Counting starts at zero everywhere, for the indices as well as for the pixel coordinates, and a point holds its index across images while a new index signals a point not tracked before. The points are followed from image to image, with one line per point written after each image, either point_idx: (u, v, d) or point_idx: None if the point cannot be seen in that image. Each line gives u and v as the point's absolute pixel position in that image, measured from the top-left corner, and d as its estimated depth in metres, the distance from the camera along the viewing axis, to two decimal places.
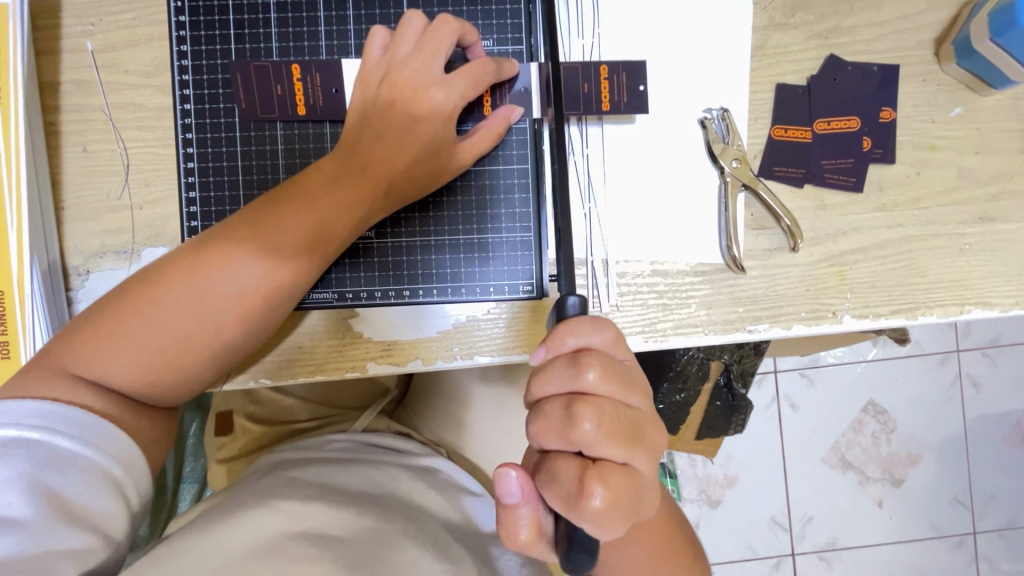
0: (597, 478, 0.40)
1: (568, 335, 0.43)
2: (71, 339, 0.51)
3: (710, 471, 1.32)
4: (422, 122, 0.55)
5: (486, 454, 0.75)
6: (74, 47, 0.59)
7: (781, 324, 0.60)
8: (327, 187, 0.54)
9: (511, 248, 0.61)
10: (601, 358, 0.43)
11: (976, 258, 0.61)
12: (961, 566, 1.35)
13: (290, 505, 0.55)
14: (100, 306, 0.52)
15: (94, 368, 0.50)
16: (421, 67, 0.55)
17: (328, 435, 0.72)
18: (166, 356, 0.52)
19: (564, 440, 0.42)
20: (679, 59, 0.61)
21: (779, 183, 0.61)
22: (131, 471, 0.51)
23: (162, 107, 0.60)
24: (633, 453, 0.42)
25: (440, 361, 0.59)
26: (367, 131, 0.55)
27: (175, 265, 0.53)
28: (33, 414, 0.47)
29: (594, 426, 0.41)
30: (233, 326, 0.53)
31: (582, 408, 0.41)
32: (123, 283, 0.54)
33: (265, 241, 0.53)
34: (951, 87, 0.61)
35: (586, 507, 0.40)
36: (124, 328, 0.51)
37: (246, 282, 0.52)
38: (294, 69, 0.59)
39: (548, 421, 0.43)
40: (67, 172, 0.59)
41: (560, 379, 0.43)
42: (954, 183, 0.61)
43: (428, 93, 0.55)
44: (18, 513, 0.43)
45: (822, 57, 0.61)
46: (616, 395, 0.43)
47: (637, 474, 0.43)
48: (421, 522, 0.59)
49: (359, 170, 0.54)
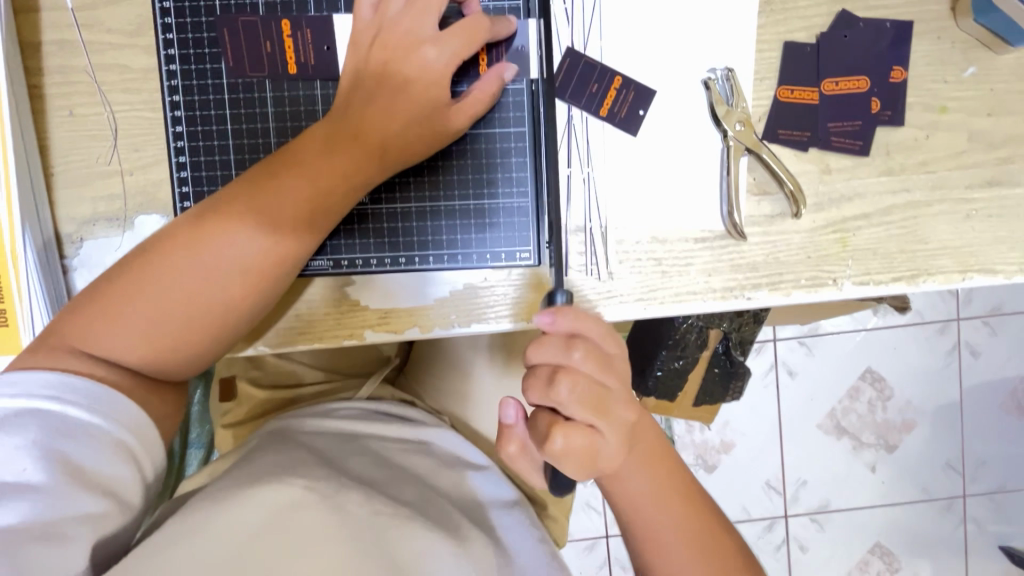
0: (561, 430, 0.46)
1: (569, 318, 0.47)
2: (77, 316, 0.51)
3: (707, 436, 1.34)
4: (415, 82, 0.53)
5: (485, 419, 0.76)
6: (54, 5, 0.57)
7: (781, 291, 0.60)
8: (320, 155, 0.53)
9: (508, 214, 0.60)
10: (591, 345, 0.48)
11: (982, 225, 0.60)
12: (949, 528, 1.39)
13: (302, 480, 0.54)
14: (102, 282, 0.52)
15: (100, 346, 0.50)
16: (413, 25, 0.53)
17: (330, 402, 0.73)
18: (173, 333, 0.52)
19: (543, 398, 0.47)
20: (684, 15, 0.58)
21: (784, 147, 0.59)
22: (144, 442, 0.51)
23: (149, 69, 0.58)
24: (602, 422, 0.47)
25: (437, 328, 0.59)
26: (359, 95, 0.54)
27: (175, 242, 0.52)
28: (44, 385, 0.47)
29: (570, 393, 0.46)
30: (238, 303, 0.53)
31: (563, 374, 0.46)
32: (124, 259, 0.53)
33: (263, 213, 0.52)
34: (966, 45, 0.59)
35: (548, 450, 0.46)
36: (128, 306, 0.51)
37: (248, 256, 0.52)
38: (283, 25, 0.57)
39: (534, 379, 0.48)
40: (55, 137, 0.58)
41: (551, 350, 0.47)
42: (964, 147, 0.59)
43: (420, 52, 0.53)
44: (32, 479, 0.44)
45: (832, 13, 0.59)
46: (597, 374, 0.47)
47: (602, 440, 0.47)
48: (428, 501, 0.60)
49: (354, 137, 0.53)
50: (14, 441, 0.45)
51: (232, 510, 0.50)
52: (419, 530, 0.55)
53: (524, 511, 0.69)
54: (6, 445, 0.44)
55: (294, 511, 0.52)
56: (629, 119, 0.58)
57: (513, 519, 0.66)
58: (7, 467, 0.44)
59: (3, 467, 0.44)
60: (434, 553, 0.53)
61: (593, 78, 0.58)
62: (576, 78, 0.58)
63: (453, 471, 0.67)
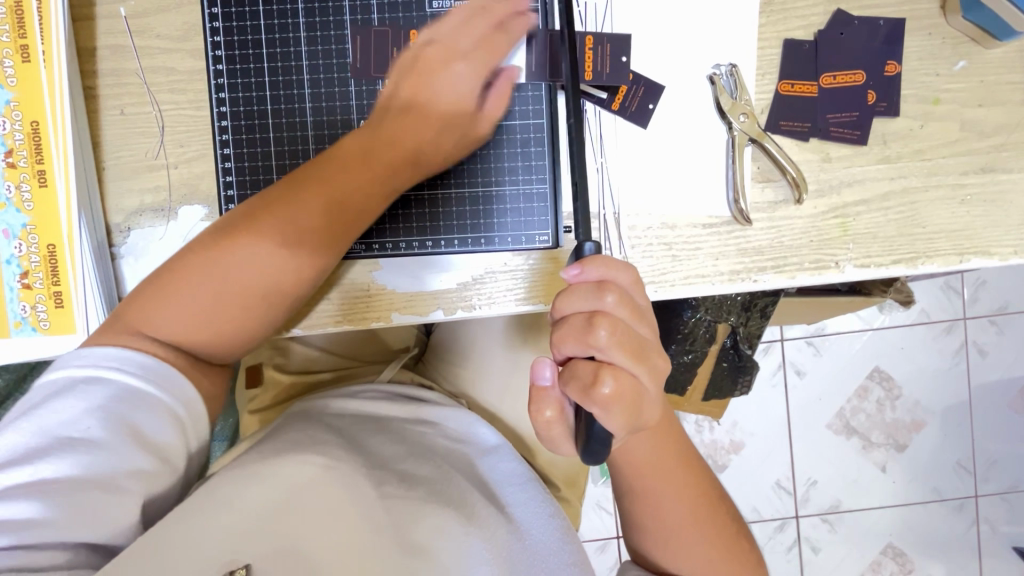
0: (610, 371, 0.44)
1: (598, 266, 0.45)
2: (137, 305, 0.54)
3: (716, 436, 1.36)
4: (448, 92, 0.61)
5: (503, 403, 0.79)
6: (108, 13, 0.62)
7: (786, 273, 0.63)
8: (363, 159, 0.58)
9: (527, 199, 0.64)
10: (623, 290, 0.46)
11: (977, 209, 0.63)
12: (962, 529, 1.39)
13: (324, 461, 0.58)
14: (163, 271, 0.55)
15: (161, 329, 0.54)
16: (450, 43, 0.61)
17: (352, 388, 0.76)
18: (227, 320, 0.56)
19: (582, 345, 0.45)
20: (691, 19, 0.63)
21: (786, 137, 0.63)
22: (193, 413, 0.54)
23: (194, 71, 0.63)
24: (643, 369, 0.45)
25: (461, 310, 0.63)
26: (394, 108, 0.60)
27: (226, 237, 0.55)
28: (106, 357, 0.51)
29: (609, 334, 0.44)
30: (288, 292, 0.56)
31: (601, 319, 0.45)
32: (182, 251, 0.57)
33: (312, 210, 0.56)
34: (956, 41, 0.63)
35: (597, 396, 0.43)
36: (187, 295, 0.54)
37: (294, 252, 0.56)
38: (411, 35, 0.62)
39: (569, 328, 0.45)
40: (106, 135, 0.62)
41: (582, 297, 0.45)
42: (957, 135, 0.63)
43: (451, 68, 0.61)
44: (94, 438, 0.48)
45: (829, 13, 0.63)
46: (631, 318, 0.46)
47: (644, 386, 0.45)
48: (448, 480, 0.62)
49: (392, 144, 0.59)
50: (81, 403, 0.49)
51: (255, 486, 0.54)
52: (433, 513, 0.57)
53: (537, 486, 0.69)
54: (73, 406, 0.49)
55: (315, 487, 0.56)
56: (640, 112, 0.62)
57: (532, 492, 0.67)
58: (72, 425, 0.48)
59: (69, 425, 0.48)
60: (445, 530, 0.55)
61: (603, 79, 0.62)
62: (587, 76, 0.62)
63: (465, 452, 0.69)
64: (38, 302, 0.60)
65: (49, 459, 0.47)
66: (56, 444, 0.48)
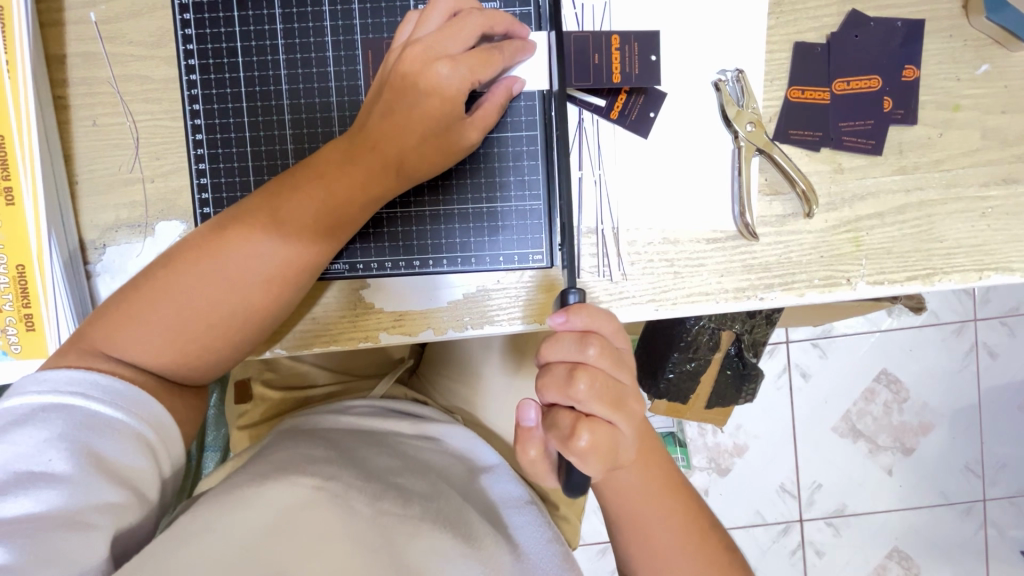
0: (587, 426, 0.42)
1: (583, 316, 0.43)
2: (106, 324, 0.52)
3: (721, 440, 1.33)
4: (431, 96, 0.53)
5: (498, 421, 0.76)
6: (78, 18, 0.59)
7: (794, 291, 0.59)
8: (339, 169, 0.53)
9: (519, 216, 0.60)
10: (605, 341, 0.44)
11: (998, 222, 0.59)
12: (970, 534, 1.36)
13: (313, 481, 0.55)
14: (133, 288, 0.53)
15: (127, 349, 0.51)
16: (436, 43, 0.53)
17: (343, 404, 0.73)
18: (196, 339, 0.53)
19: (561, 396, 0.43)
20: (695, 22, 0.59)
21: (795, 147, 0.59)
22: (164, 438, 0.52)
23: (169, 79, 0.60)
24: (622, 417, 0.43)
25: (451, 331, 0.60)
26: (377, 111, 0.54)
27: (196, 253, 0.52)
28: (70, 381, 0.49)
29: (589, 387, 0.42)
30: (258, 311, 0.54)
31: (582, 372, 0.42)
32: (154, 265, 0.54)
33: (283, 225, 0.52)
34: (979, 43, 0.59)
35: (573, 449, 0.41)
36: (153, 313, 0.52)
37: (266, 268, 0.52)
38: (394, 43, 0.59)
39: (551, 377, 0.43)
40: (79, 146, 0.60)
41: (565, 347, 0.43)
42: (978, 144, 0.59)
43: (434, 67, 0.53)
44: (58, 470, 0.45)
45: (843, 13, 0.59)
46: (611, 369, 0.43)
47: (620, 435, 0.44)
48: (443, 501, 0.59)
49: (371, 151, 0.53)
50: (42, 433, 0.46)
51: None
52: (427, 535, 0.54)
53: (536, 510, 0.66)
54: (33, 438, 0.46)
55: (303, 510, 0.51)
56: (640, 122, 0.59)
57: (531, 517, 0.64)
58: (35, 458, 0.45)
59: (29, 458, 0.45)
60: (439, 555, 0.52)
61: (603, 87, 0.59)
62: (587, 81, 0.58)
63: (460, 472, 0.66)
64: (8, 325, 0.58)
65: (9, 497, 0.44)
66: (14, 481, 0.44)
